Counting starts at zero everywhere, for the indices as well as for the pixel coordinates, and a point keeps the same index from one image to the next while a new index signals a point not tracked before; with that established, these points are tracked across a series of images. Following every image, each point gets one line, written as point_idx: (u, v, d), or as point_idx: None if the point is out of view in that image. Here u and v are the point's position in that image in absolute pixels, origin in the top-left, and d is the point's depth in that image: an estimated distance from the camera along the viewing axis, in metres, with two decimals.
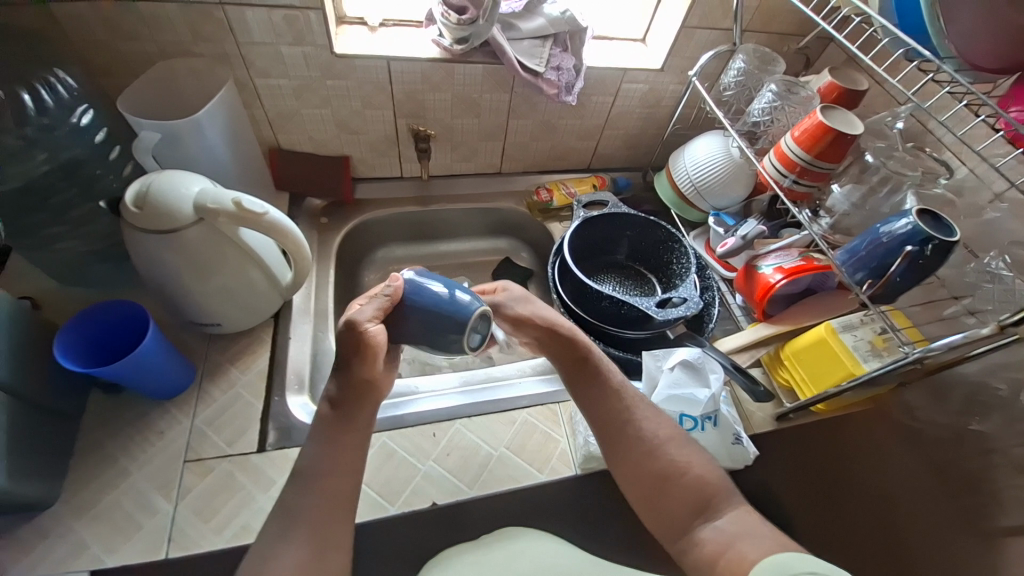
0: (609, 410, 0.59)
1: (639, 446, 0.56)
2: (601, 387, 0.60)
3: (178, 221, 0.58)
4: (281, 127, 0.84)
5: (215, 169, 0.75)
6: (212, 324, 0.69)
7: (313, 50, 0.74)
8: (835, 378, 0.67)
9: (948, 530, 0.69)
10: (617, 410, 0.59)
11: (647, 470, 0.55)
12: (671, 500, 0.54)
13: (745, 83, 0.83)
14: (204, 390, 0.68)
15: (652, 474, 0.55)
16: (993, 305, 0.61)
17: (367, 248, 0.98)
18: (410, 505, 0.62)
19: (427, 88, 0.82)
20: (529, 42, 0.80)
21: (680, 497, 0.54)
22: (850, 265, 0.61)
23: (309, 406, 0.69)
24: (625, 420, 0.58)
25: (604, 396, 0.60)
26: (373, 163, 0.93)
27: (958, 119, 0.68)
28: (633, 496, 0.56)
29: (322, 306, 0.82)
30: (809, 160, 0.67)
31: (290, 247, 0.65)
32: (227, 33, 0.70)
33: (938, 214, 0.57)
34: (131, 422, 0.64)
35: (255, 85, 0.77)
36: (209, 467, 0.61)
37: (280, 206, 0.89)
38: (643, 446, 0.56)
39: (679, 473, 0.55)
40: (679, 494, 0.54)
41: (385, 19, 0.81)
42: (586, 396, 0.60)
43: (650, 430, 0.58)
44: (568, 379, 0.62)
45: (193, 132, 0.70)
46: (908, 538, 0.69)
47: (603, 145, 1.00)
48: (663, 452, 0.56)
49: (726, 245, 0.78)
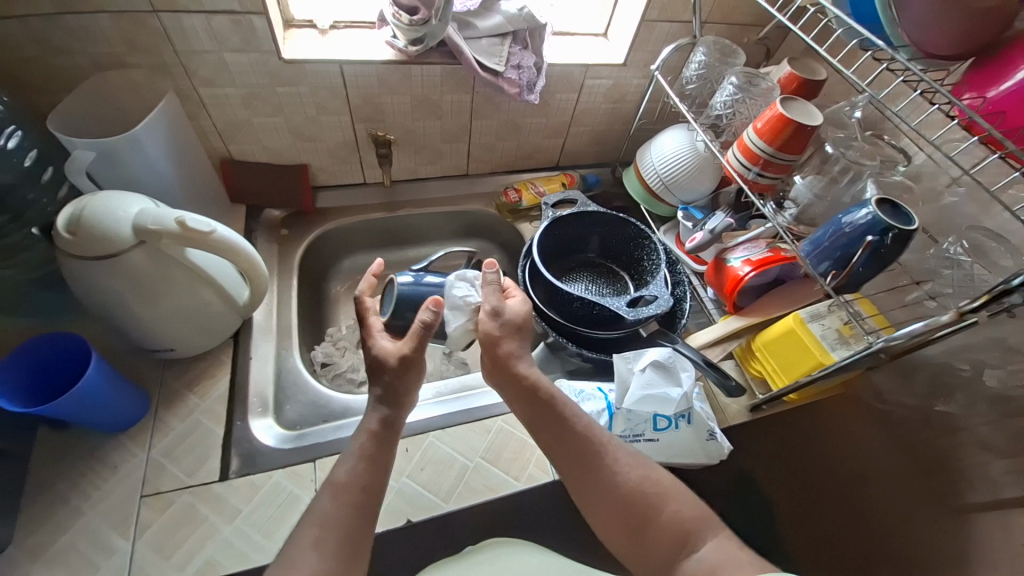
0: (575, 454, 0.57)
1: (609, 489, 0.55)
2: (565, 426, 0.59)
3: (116, 245, 0.55)
4: (232, 138, 0.80)
5: (160, 185, 0.72)
6: (166, 349, 0.66)
7: (260, 56, 0.70)
8: (806, 367, 0.67)
9: (920, 507, 0.70)
10: (585, 452, 0.57)
11: (621, 513, 0.54)
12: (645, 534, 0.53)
13: (707, 77, 0.82)
14: (160, 420, 0.65)
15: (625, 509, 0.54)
16: (952, 289, 0.61)
17: (333, 258, 0.95)
18: (383, 524, 0.60)
19: (384, 92, 0.79)
20: (487, 41, 0.78)
21: (653, 536, 0.53)
22: (815, 256, 0.61)
23: (276, 428, 0.67)
24: (596, 458, 0.57)
25: (574, 433, 0.58)
26: (334, 170, 0.90)
27: (913, 108, 0.69)
28: (609, 534, 0.55)
29: (286, 322, 0.79)
30: (771, 152, 0.67)
31: (244, 265, 0.62)
32: (164, 41, 0.66)
33: (897, 203, 0.57)
34: (83, 458, 0.60)
35: (200, 94, 0.73)
36: (169, 500, 0.58)
37: (236, 219, 0.85)
38: (610, 492, 0.55)
39: (655, 510, 0.53)
40: (653, 530, 0.53)
41: (336, 21, 0.78)
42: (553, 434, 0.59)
43: (617, 472, 0.56)
44: (536, 423, 0.60)
45: (132, 147, 0.66)
46: (881, 518, 0.71)
47: (571, 142, 0.98)
48: (632, 495, 0.54)
49: (694, 240, 0.78)
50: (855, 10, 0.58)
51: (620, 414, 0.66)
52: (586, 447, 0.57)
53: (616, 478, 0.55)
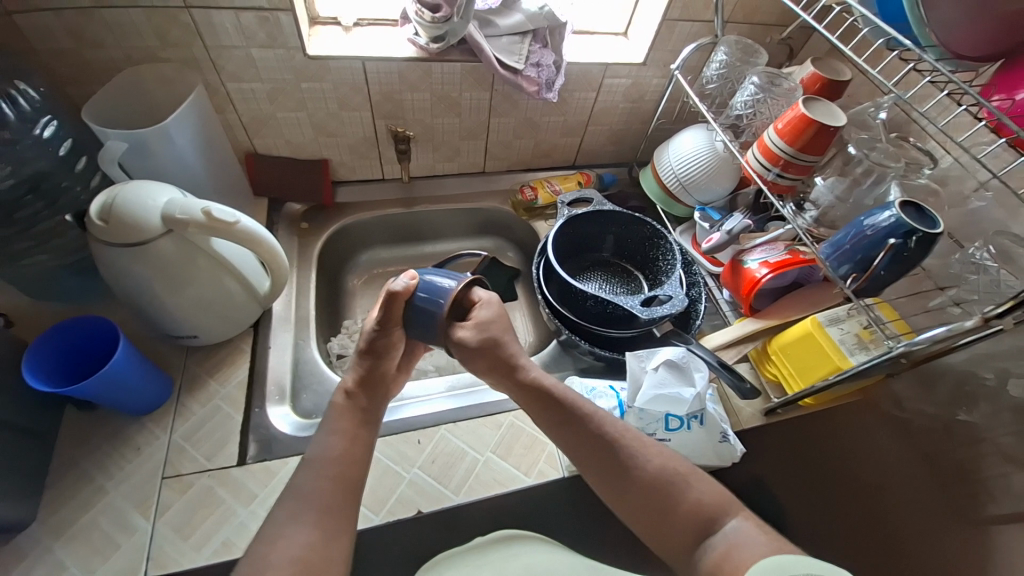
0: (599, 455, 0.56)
1: (632, 479, 0.54)
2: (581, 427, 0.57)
3: (145, 233, 0.56)
4: (257, 132, 0.82)
5: (186, 176, 0.74)
6: (190, 336, 0.68)
7: (285, 52, 0.72)
8: (823, 372, 0.66)
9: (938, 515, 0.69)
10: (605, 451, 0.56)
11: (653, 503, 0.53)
12: (671, 526, 0.52)
13: (728, 76, 0.81)
14: (182, 404, 0.67)
15: (648, 501, 0.53)
16: (978, 295, 0.59)
17: (351, 252, 0.96)
18: (394, 513, 0.61)
19: (405, 88, 0.80)
20: (507, 39, 0.78)
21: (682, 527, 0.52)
22: (835, 259, 0.60)
23: (292, 416, 0.68)
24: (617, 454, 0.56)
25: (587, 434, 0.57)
26: (353, 166, 0.92)
27: (941, 109, 0.67)
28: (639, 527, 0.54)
29: (304, 314, 0.80)
30: (792, 153, 0.66)
31: (266, 255, 0.64)
32: (194, 36, 0.68)
33: (921, 206, 0.56)
34: (108, 438, 0.62)
35: (227, 89, 0.75)
36: (189, 482, 0.60)
37: (258, 211, 0.87)
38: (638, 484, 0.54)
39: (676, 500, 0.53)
40: (678, 518, 0.52)
41: (360, 19, 0.79)
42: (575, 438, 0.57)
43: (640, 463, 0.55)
44: (550, 428, 0.59)
45: (161, 139, 0.68)
46: (898, 530, 0.69)
47: (588, 141, 0.98)
48: (653, 487, 0.53)
49: (711, 241, 0.77)
50: (882, 10, 0.57)
51: (631, 412, 0.66)
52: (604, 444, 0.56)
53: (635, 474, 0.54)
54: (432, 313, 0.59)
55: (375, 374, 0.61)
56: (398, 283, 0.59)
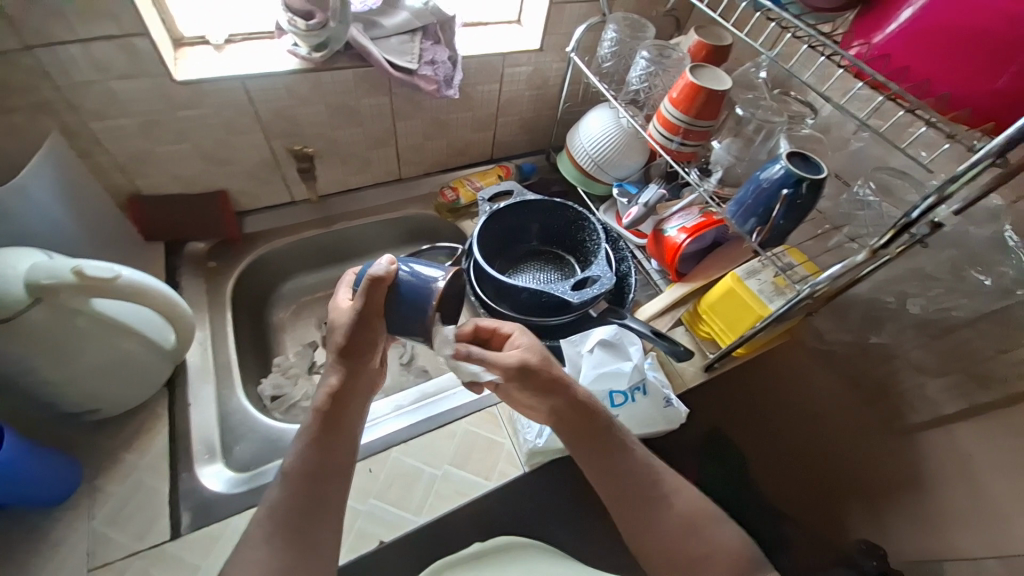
0: (635, 493, 0.54)
1: (660, 518, 0.53)
2: (619, 465, 0.55)
3: (8, 307, 0.49)
4: (137, 172, 0.75)
5: (57, 234, 0.65)
6: (90, 411, 0.61)
7: (151, 82, 0.65)
8: (748, 322, 0.70)
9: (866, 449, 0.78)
10: (642, 488, 0.54)
11: (677, 548, 0.52)
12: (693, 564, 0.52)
13: (620, 53, 0.81)
14: (96, 487, 0.60)
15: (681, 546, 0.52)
16: (868, 230, 0.64)
17: (271, 284, 0.90)
18: (355, 550, 0.58)
19: (297, 103, 0.75)
20: (396, 39, 0.75)
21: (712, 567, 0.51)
22: (741, 215, 0.63)
23: (226, 473, 0.63)
24: (649, 493, 0.54)
25: (623, 474, 0.55)
26: (256, 192, 0.85)
27: (808, 60, 0.72)
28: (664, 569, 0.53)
29: (225, 360, 0.74)
30: (689, 121, 0.68)
31: (161, 306, 0.59)
32: (38, 77, 0.60)
33: (806, 154, 0.60)
34: (11, 544, 0.55)
35: (90, 130, 0.67)
36: (118, 571, 0.54)
37: (155, 258, 0.79)
38: (669, 526, 0.53)
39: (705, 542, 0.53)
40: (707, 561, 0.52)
41: (231, 34, 0.74)
42: (611, 481, 0.54)
43: (674, 503, 0.54)
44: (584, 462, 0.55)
45: (17, 197, 0.60)
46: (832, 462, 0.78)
47: (502, 133, 0.97)
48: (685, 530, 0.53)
49: (630, 215, 0.80)
50: None
51: None
52: (639, 482, 0.55)
53: (665, 513, 0.54)
54: (412, 307, 0.52)
55: (358, 368, 0.54)
56: (380, 268, 0.50)
